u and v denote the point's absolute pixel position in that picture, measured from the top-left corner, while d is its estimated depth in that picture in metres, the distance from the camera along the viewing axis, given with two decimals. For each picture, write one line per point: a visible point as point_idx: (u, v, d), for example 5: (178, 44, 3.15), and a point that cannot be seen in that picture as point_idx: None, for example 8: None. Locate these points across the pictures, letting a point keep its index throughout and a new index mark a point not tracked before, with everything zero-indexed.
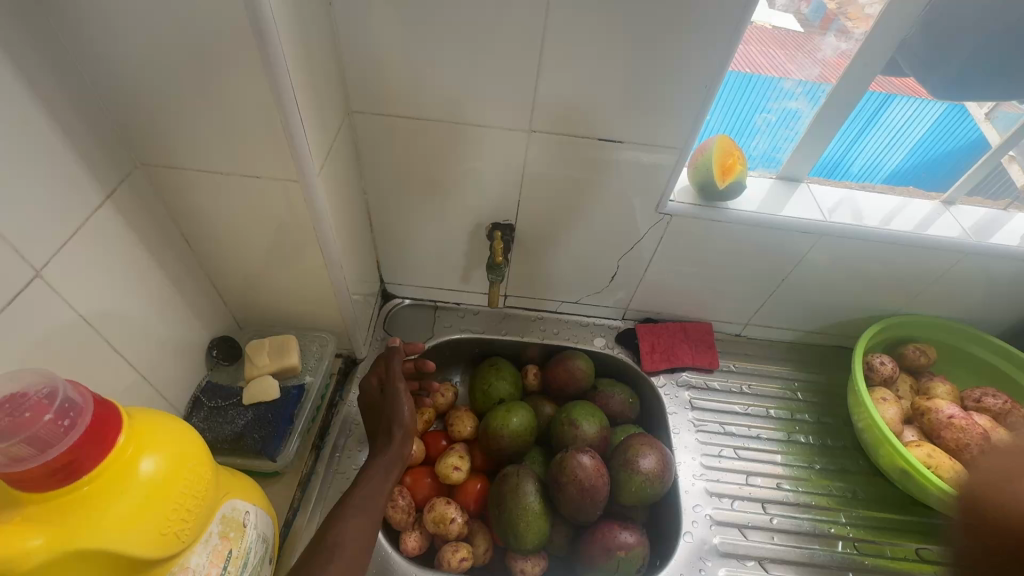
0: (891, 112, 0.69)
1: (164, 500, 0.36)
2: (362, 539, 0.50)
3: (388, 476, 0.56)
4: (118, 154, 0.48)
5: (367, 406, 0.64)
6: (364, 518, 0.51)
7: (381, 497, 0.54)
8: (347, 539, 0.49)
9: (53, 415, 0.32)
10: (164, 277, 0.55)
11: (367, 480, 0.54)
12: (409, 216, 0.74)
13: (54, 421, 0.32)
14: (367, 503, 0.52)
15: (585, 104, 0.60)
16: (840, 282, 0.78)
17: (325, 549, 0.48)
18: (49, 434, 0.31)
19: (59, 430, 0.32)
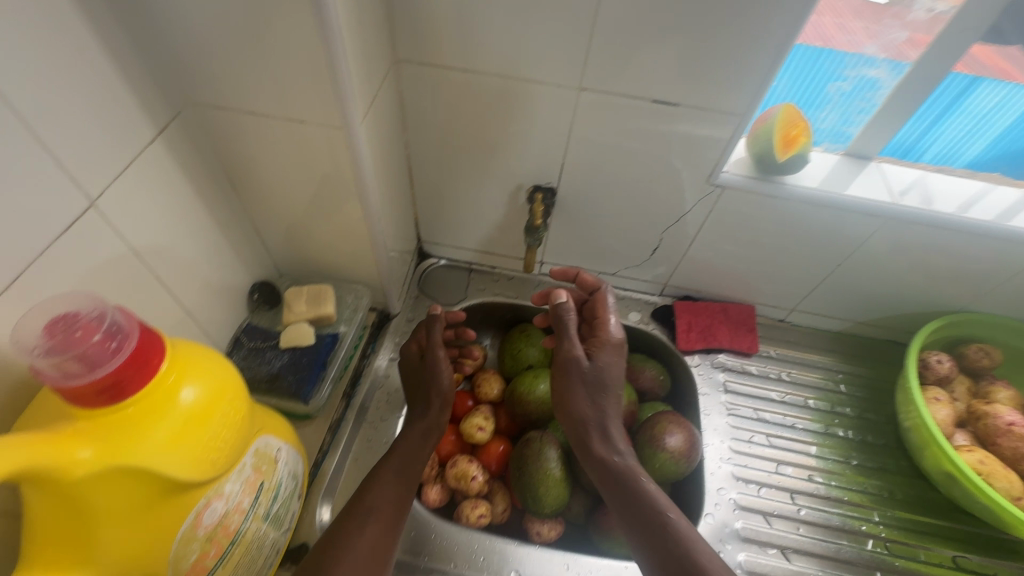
0: (976, 97, 0.62)
1: (202, 427, 0.38)
2: (395, 503, 0.53)
3: (423, 443, 0.59)
4: (169, 91, 0.48)
5: (405, 370, 0.67)
6: (399, 486, 0.54)
7: (417, 463, 0.57)
8: (381, 504, 0.52)
9: (101, 337, 0.34)
10: (209, 218, 0.57)
11: (404, 446, 0.58)
12: (449, 173, 0.73)
13: (102, 342, 0.33)
14: (403, 470, 0.56)
15: (643, 61, 0.56)
16: (900, 271, 0.72)
17: (362, 511, 0.52)
18: (97, 354, 0.33)
19: (107, 351, 0.34)
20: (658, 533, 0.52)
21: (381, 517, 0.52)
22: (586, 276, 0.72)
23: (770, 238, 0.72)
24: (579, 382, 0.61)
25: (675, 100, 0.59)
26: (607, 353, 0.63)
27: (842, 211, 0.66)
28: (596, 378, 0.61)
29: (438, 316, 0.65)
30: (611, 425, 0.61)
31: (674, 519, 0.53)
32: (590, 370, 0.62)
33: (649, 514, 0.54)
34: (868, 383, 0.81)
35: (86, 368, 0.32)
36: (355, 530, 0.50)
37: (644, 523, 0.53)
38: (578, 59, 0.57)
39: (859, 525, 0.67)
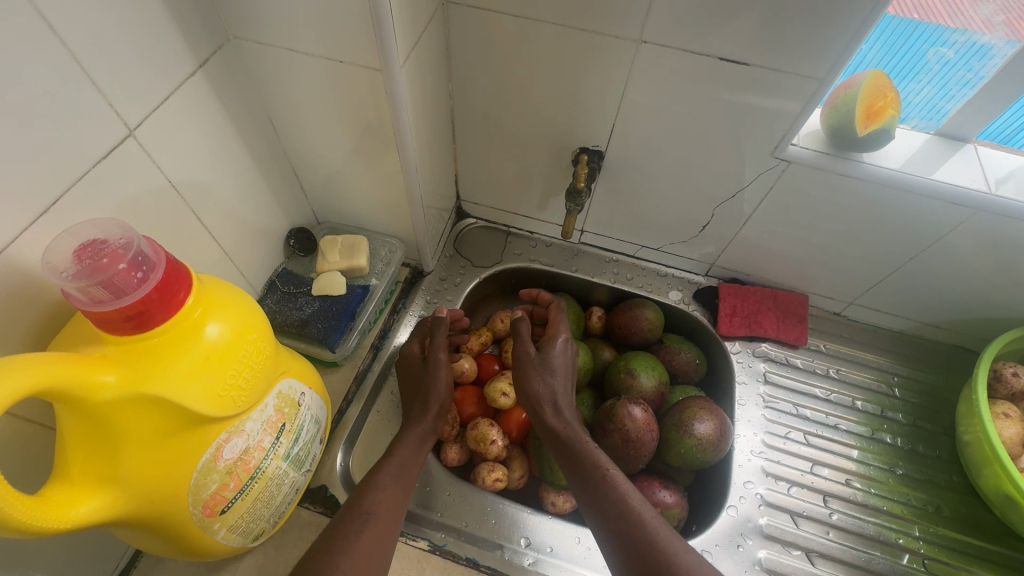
0: None
1: (225, 365, 0.39)
2: (394, 506, 0.51)
3: (421, 447, 0.57)
4: (212, 23, 0.47)
5: (405, 370, 0.65)
6: (398, 489, 0.52)
7: (414, 468, 0.55)
8: (380, 508, 0.50)
9: (127, 266, 0.34)
10: (248, 159, 0.56)
11: (403, 450, 0.56)
12: (492, 129, 0.70)
13: (128, 271, 0.33)
14: (401, 475, 0.54)
15: (714, 13, 0.50)
16: (984, 270, 0.65)
17: (359, 515, 0.48)
18: (123, 282, 0.33)
19: (133, 279, 0.34)
20: (605, 504, 0.52)
21: (381, 519, 0.49)
22: (544, 295, 0.76)
23: (837, 222, 0.66)
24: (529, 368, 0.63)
25: (747, 59, 0.53)
26: (558, 343, 0.65)
27: (926, 196, 0.58)
28: (545, 363, 0.63)
29: (443, 318, 0.64)
30: (564, 402, 0.61)
31: (622, 488, 0.52)
32: (537, 359, 0.64)
33: (597, 486, 0.53)
34: (927, 389, 0.74)
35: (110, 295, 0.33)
36: (353, 533, 0.47)
37: (593, 495, 0.53)
38: (641, 6, 0.52)
39: (896, 538, 0.63)
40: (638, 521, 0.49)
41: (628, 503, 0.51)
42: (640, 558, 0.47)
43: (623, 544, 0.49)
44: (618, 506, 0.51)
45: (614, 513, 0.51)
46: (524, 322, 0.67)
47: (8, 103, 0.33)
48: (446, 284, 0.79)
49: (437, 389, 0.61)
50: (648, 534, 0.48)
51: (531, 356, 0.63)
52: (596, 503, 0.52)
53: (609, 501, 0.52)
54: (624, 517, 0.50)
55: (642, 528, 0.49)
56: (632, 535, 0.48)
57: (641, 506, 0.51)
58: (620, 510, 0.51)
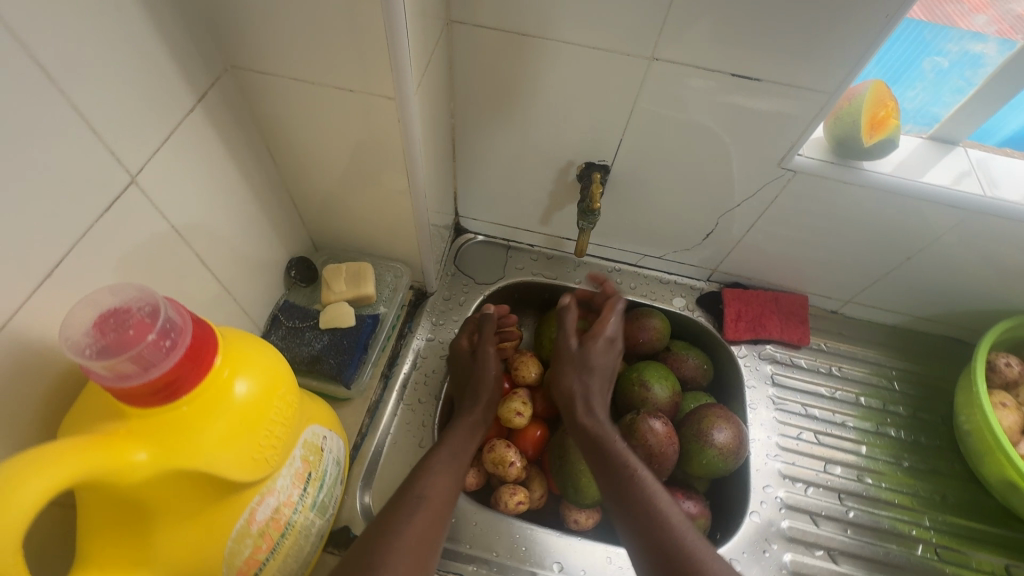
0: None
1: (256, 429, 0.36)
2: (445, 493, 0.51)
3: (471, 438, 0.59)
4: (210, 53, 0.44)
5: (454, 363, 0.68)
6: (447, 476, 0.53)
7: (464, 459, 0.56)
8: (432, 493, 0.50)
9: (155, 336, 0.31)
10: (247, 192, 0.53)
11: (454, 437, 0.58)
12: (495, 146, 0.69)
13: (156, 341, 0.31)
14: (453, 462, 0.55)
15: (726, 30, 0.50)
16: (975, 267, 0.67)
17: (411, 499, 0.49)
18: (152, 354, 0.31)
19: (161, 351, 0.31)
20: (651, 536, 0.48)
21: (432, 505, 0.49)
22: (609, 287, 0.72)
23: (838, 227, 0.67)
24: (568, 363, 0.62)
25: (757, 74, 0.53)
26: (600, 342, 0.64)
27: (924, 200, 0.60)
28: (583, 362, 0.62)
29: (491, 314, 0.68)
30: (597, 404, 0.60)
31: (672, 520, 0.48)
32: (576, 355, 0.63)
33: (643, 516, 0.49)
34: (923, 381, 0.77)
35: (136, 370, 0.30)
36: (405, 517, 0.47)
37: (638, 525, 0.49)
38: (653, 24, 0.51)
39: (908, 529, 0.65)
40: (691, 557, 0.45)
41: (679, 537, 0.47)
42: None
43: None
44: (668, 540, 0.47)
45: (662, 545, 0.47)
46: (569, 310, 0.66)
47: (13, 161, 0.30)
48: (451, 304, 0.77)
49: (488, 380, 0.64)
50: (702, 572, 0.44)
51: (571, 350, 0.63)
52: (641, 535, 0.48)
53: (657, 533, 0.48)
54: (674, 552, 0.46)
55: (695, 565, 0.45)
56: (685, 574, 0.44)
57: (693, 540, 0.47)
58: (670, 543, 0.47)
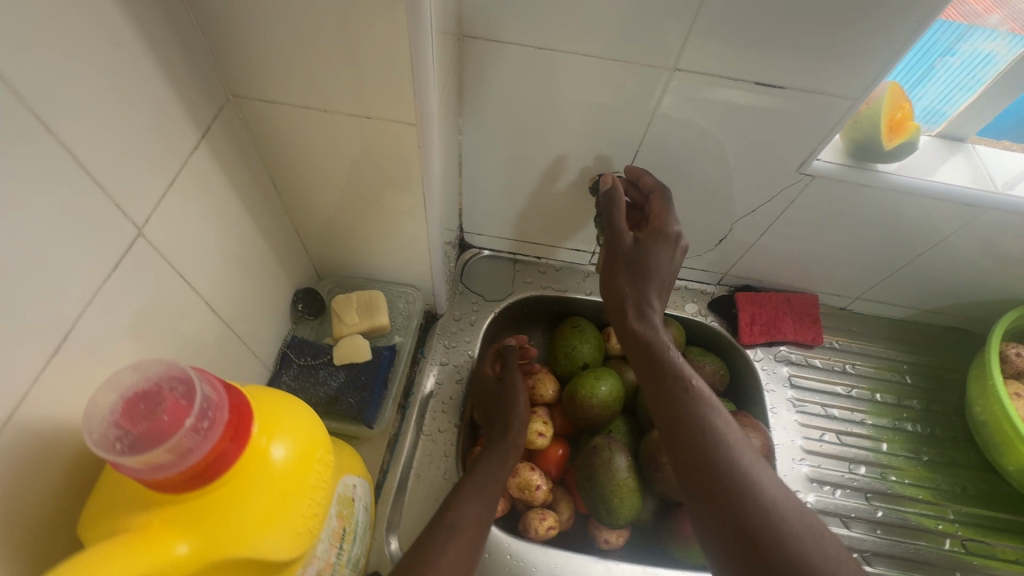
0: None
1: (299, 497, 0.33)
2: (479, 522, 0.49)
3: (504, 465, 0.56)
4: (211, 85, 0.41)
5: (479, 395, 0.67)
6: (482, 502, 0.51)
7: (497, 486, 0.54)
8: (465, 522, 0.48)
9: (193, 419, 0.28)
10: (252, 225, 0.50)
11: (488, 464, 0.55)
12: (503, 160, 0.66)
13: (194, 425, 0.28)
14: (486, 489, 0.52)
15: (747, 40, 0.49)
16: (983, 262, 0.68)
17: (444, 529, 0.46)
18: (191, 440, 0.27)
19: (200, 434, 0.28)
20: (725, 476, 0.43)
21: (466, 533, 0.47)
22: (648, 178, 0.62)
23: (851, 228, 0.67)
24: (621, 261, 0.58)
25: (779, 82, 0.52)
26: (660, 242, 0.57)
27: (939, 199, 0.61)
28: (638, 264, 0.57)
29: (513, 345, 0.68)
30: (653, 306, 0.56)
31: (749, 463, 0.44)
32: (632, 255, 0.57)
33: (716, 453, 0.44)
34: (933, 373, 0.78)
35: (174, 457, 0.27)
36: (438, 548, 0.44)
37: (707, 459, 0.44)
38: (675, 35, 0.50)
39: (935, 524, 0.66)
40: (769, 509, 0.41)
41: (756, 486, 0.43)
42: (767, 551, 0.40)
43: (744, 529, 0.41)
44: (745, 487, 0.42)
45: (738, 488, 0.42)
46: (620, 196, 0.59)
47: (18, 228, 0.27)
48: (462, 324, 0.75)
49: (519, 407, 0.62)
50: (782, 525, 0.40)
51: (626, 247, 0.58)
52: (710, 474, 0.43)
53: (733, 476, 0.43)
54: (751, 501, 0.42)
55: (773, 517, 0.41)
56: (761, 525, 0.41)
57: (771, 489, 0.43)
58: (747, 489, 0.42)
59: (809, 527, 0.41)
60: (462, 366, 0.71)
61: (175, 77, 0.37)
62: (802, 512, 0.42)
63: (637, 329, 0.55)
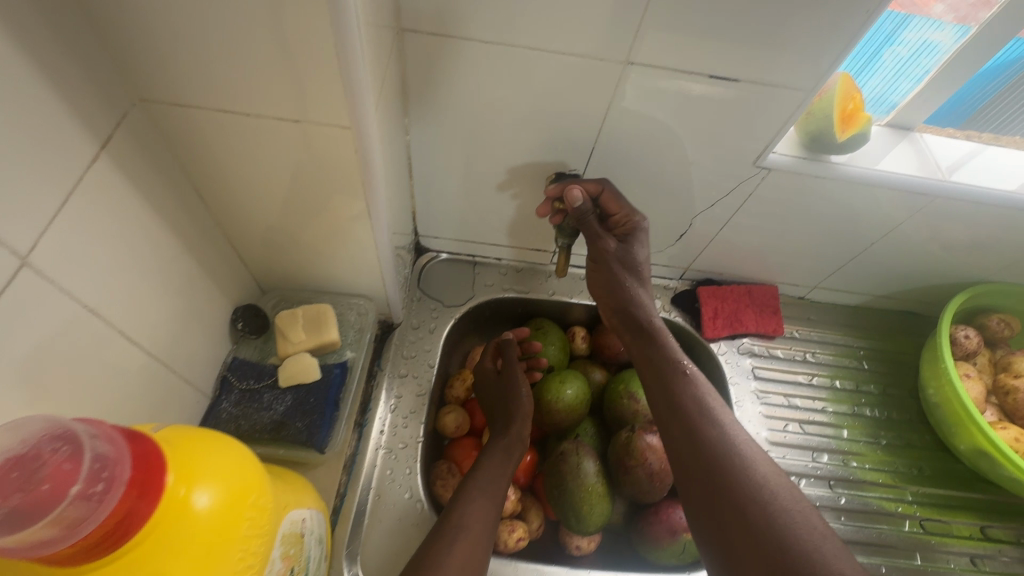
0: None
1: (224, 554, 0.30)
2: (486, 520, 0.49)
3: (508, 458, 0.57)
4: (112, 89, 0.36)
5: (482, 388, 0.66)
6: (486, 500, 0.51)
7: (502, 480, 0.54)
8: (471, 521, 0.48)
9: (82, 486, 0.24)
10: (172, 239, 0.45)
11: (491, 459, 0.56)
12: (455, 161, 0.63)
13: (84, 493, 0.24)
14: (491, 486, 0.53)
15: (699, 33, 0.48)
16: (932, 249, 0.70)
17: (449, 529, 0.47)
18: (81, 511, 0.24)
19: (92, 501, 0.25)
20: (717, 456, 0.45)
21: (473, 531, 0.47)
22: (588, 183, 0.59)
23: (807, 220, 0.67)
24: (611, 263, 0.60)
25: (732, 75, 0.51)
26: (640, 238, 0.61)
27: (890, 188, 0.61)
28: (630, 261, 0.60)
29: (508, 338, 0.68)
30: (646, 301, 0.59)
31: (742, 444, 0.46)
32: (624, 255, 0.60)
33: (710, 435, 0.47)
34: (888, 357, 0.80)
35: (63, 531, 0.24)
36: (445, 548, 0.45)
37: (701, 440, 0.47)
38: (627, 27, 0.48)
39: (895, 506, 0.68)
40: (762, 488, 0.43)
41: (749, 465, 0.44)
42: (756, 525, 0.41)
43: (734, 504, 0.42)
44: (737, 465, 0.44)
45: (731, 466, 0.44)
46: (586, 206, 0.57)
47: None
48: (421, 333, 0.71)
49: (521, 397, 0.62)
50: (772, 502, 0.42)
51: (613, 250, 0.60)
52: (704, 454, 0.46)
53: (726, 454, 0.45)
54: (743, 477, 0.43)
55: (764, 493, 0.42)
56: (752, 501, 0.42)
57: (764, 471, 0.44)
58: (739, 468, 0.44)
59: (800, 504, 0.42)
60: (422, 377, 0.68)
61: (60, 77, 0.32)
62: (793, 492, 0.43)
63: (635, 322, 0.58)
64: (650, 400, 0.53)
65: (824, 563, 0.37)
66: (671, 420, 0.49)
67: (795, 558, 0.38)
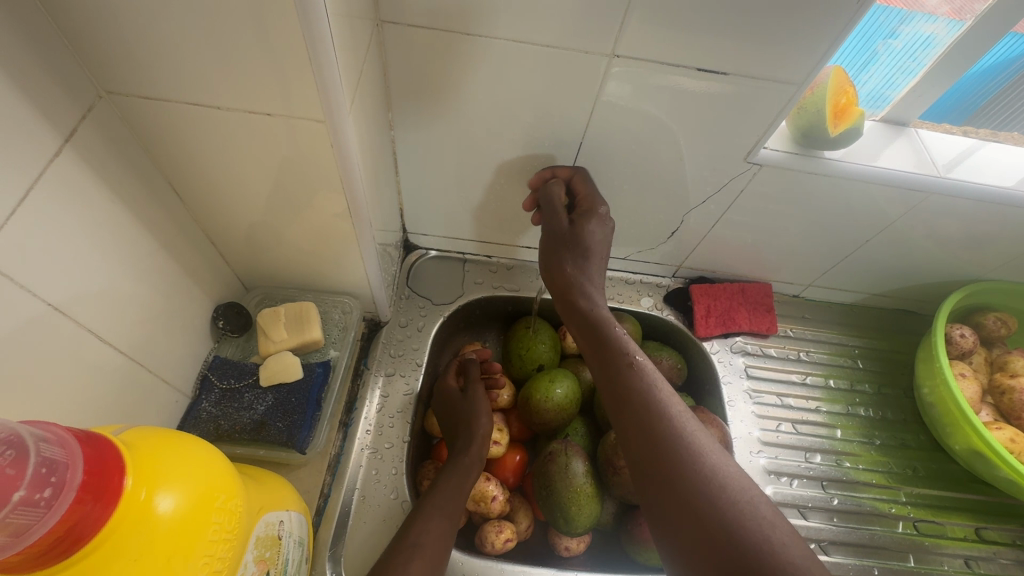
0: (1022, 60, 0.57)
1: (188, 558, 0.29)
2: (443, 539, 0.49)
3: (467, 476, 0.57)
4: (73, 80, 0.36)
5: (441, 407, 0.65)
6: (444, 519, 0.51)
7: (460, 499, 0.54)
8: (427, 540, 0.48)
9: (28, 490, 0.24)
10: (146, 236, 0.44)
11: (450, 478, 0.55)
12: (440, 156, 0.62)
13: (30, 498, 0.24)
14: (449, 505, 0.52)
15: (684, 24, 0.47)
16: (928, 246, 0.69)
17: (407, 548, 0.47)
18: (27, 516, 0.24)
19: (38, 507, 0.24)
20: (667, 451, 0.44)
21: (429, 552, 0.47)
22: (561, 169, 0.62)
23: (800, 218, 0.66)
24: (562, 246, 0.59)
25: (720, 68, 0.50)
26: (596, 220, 0.59)
27: (885, 184, 0.60)
28: (577, 242, 0.58)
29: (473, 359, 0.69)
30: (595, 286, 0.58)
31: (693, 436, 0.45)
32: (568, 235, 0.59)
33: (656, 425, 0.46)
34: (884, 355, 0.79)
35: (10, 538, 0.24)
36: (402, 566, 0.45)
37: (648, 432, 0.46)
38: (610, 19, 0.47)
39: (888, 507, 0.67)
40: (711, 478, 0.42)
41: (699, 455, 0.44)
42: (706, 517, 0.40)
43: (682, 499, 0.42)
44: (687, 457, 0.44)
45: (680, 459, 0.44)
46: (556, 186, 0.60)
47: None
48: (409, 331, 0.70)
49: (482, 420, 0.62)
50: (722, 493, 0.41)
51: (564, 231, 0.59)
52: (653, 448, 0.45)
53: (675, 448, 0.44)
54: (693, 469, 0.43)
55: (715, 486, 0.42)
56: (701, 493, 0.42)
57: (713, 459, 0.44)
58: (690, 461, 0.43)
59: (748, 492, 0.42)
60: (409, 376, 0.67)
61: (14, 67, 0.31)
62: (743, 480, 0.43)
63: (584, 306, 0.57)
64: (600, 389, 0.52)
65: (772, 552, 0.38)
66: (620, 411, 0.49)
67: (738, 546, 0.38)
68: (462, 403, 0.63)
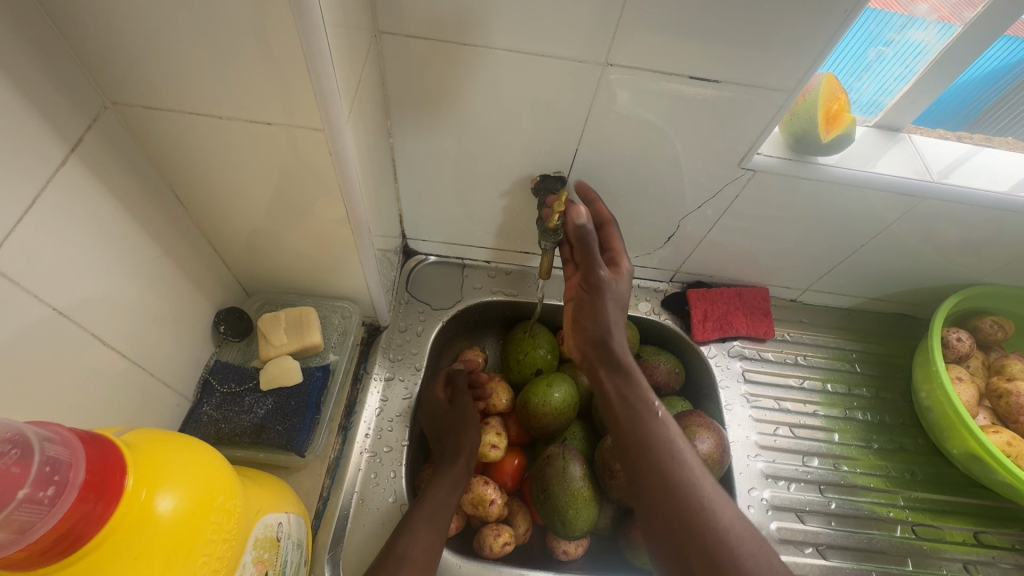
0: (1014, 66, 0.58)
1: (187, 557, 0.30)
2: (429, 551, 0.50)
3: (455, 487, 0.57)
4: (79, 91, 0.37)
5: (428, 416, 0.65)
6: (430, 529, 0.51)
7: (448, 510, 0.55)
8: (414, 553, 0.49)
9: (32, 487, 0.25)
10: (149, 243, 0.45)
11: (438, 489, 0.56)
12: (438, 163, 0.63)
13: (33, 496, 0.25)
14: (436, 515, 0.53)
15: (676, 33, 0.48)
16: (924, 249, 0.69)
17: (393, 560, 0.48)
18: (31, 513, 0.25)
19: (41, 505, 0.25)
20: (687, 507, 0.46)
21: (416, 565, 0.48)
22: (600, 207, 0.61)
23: (795, 222, 0.67)
24: (603, 293, 0.56)
25: (711, 76, 0.51)
26: (626, 277, 0.59)
27: (879, 189, 0.60)
28: (616, 295, 0.57)
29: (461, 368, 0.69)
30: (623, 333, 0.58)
31: (710, 492, 0.47)
32: (611, 288, 0.57)
33: (680, 481, 0.47)
34: (881, 360, 0.79)
35: (13, 534, 0.24)
36: None
37: (673, 488, 0.47)
38: (604, 28, 0.48)
39: (886, 512, 0.67)
40: (730, 535, 0.44)
41: (717, 512, 0.46)
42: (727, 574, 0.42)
43: (704, 555, 0.44)
44: (707, 515, 0.45)
45: (698, 515, 0.45)
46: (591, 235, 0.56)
47: None
48: (408, 336, 0.71)
49: (468, 433, 0.62)
50: (739, 549, 0.43)
51: (609, 283, 0.57)
52: (670, 502, 0.47)
53: (696, 505, 0.46)
54: (711, 525, 0.45)
55: (732, 543, 0.44)
56: (720, 549, 0.44)
57: (729, 515, 0.46)
58: (710, 517, 0.45)
59: (762, 549, 0.44)
60: (408, 381, 0.68)
61: (22, 77, 0.32)
62: (755, 534, 0.45)
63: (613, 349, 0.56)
64: (619, 437, 0.53)
65: None
66: (644, 461, 0.49)
67: None
68: (451, 415, 0.63)
